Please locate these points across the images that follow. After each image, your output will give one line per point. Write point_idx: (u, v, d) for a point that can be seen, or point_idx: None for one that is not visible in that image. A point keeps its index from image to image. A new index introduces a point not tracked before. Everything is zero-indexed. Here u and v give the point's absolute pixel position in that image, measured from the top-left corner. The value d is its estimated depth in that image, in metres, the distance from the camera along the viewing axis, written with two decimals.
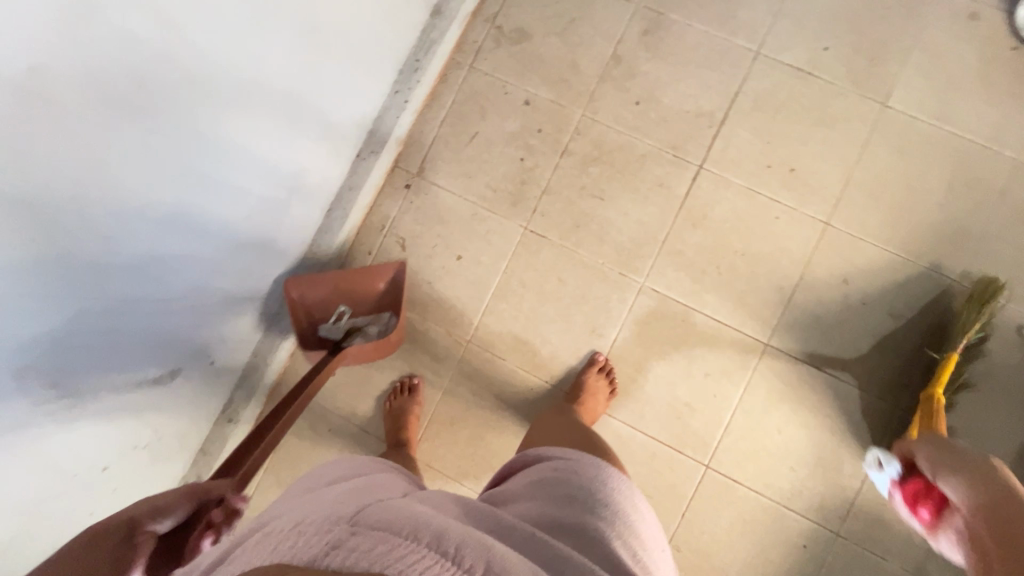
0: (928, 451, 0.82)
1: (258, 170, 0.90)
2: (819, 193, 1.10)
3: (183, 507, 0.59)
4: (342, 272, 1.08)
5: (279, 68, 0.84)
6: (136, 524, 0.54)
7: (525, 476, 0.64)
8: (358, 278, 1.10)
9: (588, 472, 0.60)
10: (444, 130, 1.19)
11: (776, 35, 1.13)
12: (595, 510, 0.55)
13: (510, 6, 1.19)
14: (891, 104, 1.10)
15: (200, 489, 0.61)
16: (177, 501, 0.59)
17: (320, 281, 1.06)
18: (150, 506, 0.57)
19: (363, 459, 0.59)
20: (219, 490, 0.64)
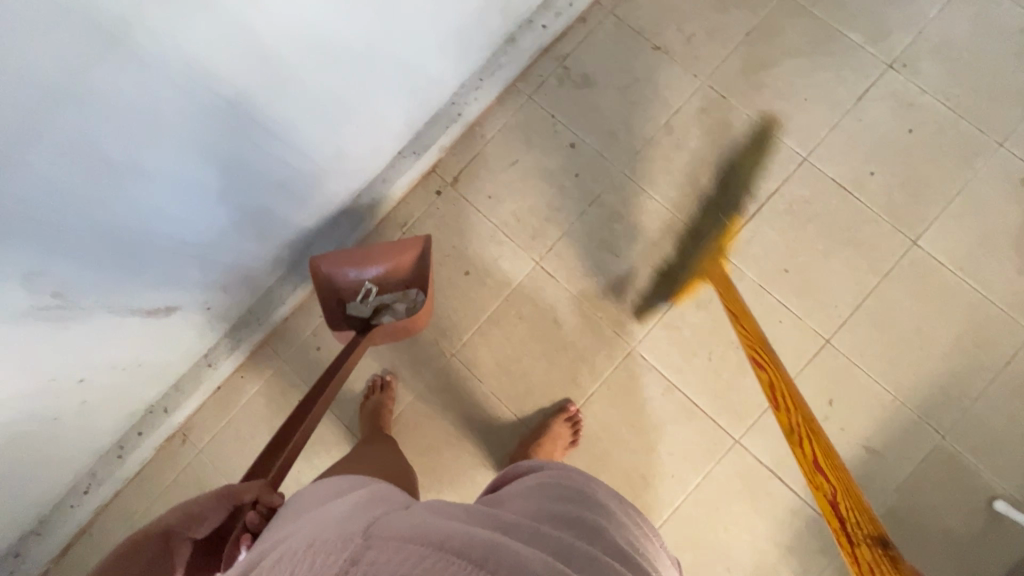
0: None
1: (301, 144, 0.93)
2: (827, 310, 1.10)
3: (218, 514, 0.59)
4: (367, 249, 1.08)
5: (344, 57, 0.87)
6: (171, 535, 0.56)
7: (519, 481, 0.69)
8: (386, 255, 1.09)
9: (579, 474, 0.66)
10: (488, 150, 1.22)
11: (828, 147, 1.14)
12: (594, 507, 0.60)
13: (582, 51, 1.23)
14: (920, 243, 1.10)
15: (234, 493, 0.61)
16: (211, 507, 0.59)
17: (348, 258, 1.08)
18: (185, 512, 0.58)
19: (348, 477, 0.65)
20: (253, 491, 0.63)
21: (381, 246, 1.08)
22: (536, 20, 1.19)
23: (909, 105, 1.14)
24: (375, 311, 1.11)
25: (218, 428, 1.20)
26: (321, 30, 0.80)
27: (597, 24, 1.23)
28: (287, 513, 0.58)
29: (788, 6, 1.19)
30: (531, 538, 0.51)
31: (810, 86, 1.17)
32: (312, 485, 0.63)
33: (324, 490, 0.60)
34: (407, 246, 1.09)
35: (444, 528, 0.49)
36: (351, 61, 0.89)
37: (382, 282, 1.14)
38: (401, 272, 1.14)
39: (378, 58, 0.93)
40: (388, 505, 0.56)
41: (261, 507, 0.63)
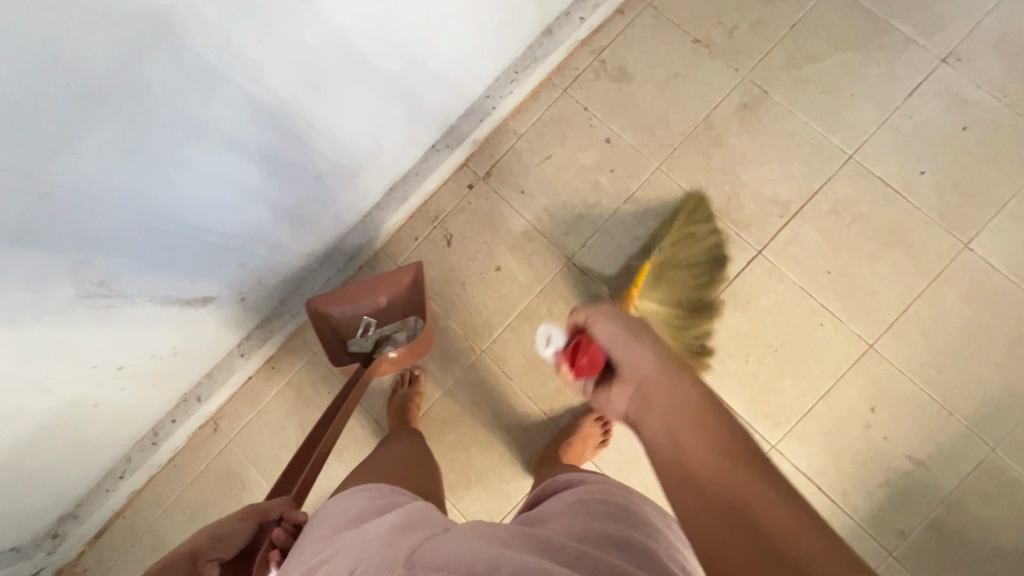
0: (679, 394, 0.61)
1: (339, 137, 0.93)
2: (871, 314, 1.06)
3: (242, 534, 0.60)
4: (356, 286, 1.07)
5: (384, 51, 0.86)
6: (196, 558, 0.57)
7: (560, 501, 0.68)
8: (377, 288, 1.08)
9: (619, 493, 0.65)
10: (521, 144, 1.21)
11: (877, 145, 1.10)
12: (637, 526, 0.59)
13: (619, 45, 1.20)
14: (973, 247, 1.05)
15: (259, 511, 0.62)
16: (236, 527, 0.60)
17: (339, 299, 1.08)
18: (210, 533, 0.59)
19: (380, 494, 0.66)
20: (276, 508, 0.64)
21: (366, 283, 1.08)
22: (574, 12, 1.16)
23: (965, 102, 1.09)
24: (376, 343, 1.12)
25: (249, 417, 1.21)
26: (362, 23, 0.78)
27: (635, 17, 1.20)
28: (320, 523, 0.61)
29: None
30: (577, 563, 0.50)
31: (858, 81, 1.12)
32: (345, 500, 0.64)
33: (357, 509, 0.61)
34: (399, 274, 1.08)
35: (490, 553, 0.48)
36: (390, 56, 0.88)
37: (379, 313, 1.14)
38: (398, 300, 1.13)
39: (418, 50, 0.91)
40: (427, 528, 0.55)
41: (286, 523, 0.64)
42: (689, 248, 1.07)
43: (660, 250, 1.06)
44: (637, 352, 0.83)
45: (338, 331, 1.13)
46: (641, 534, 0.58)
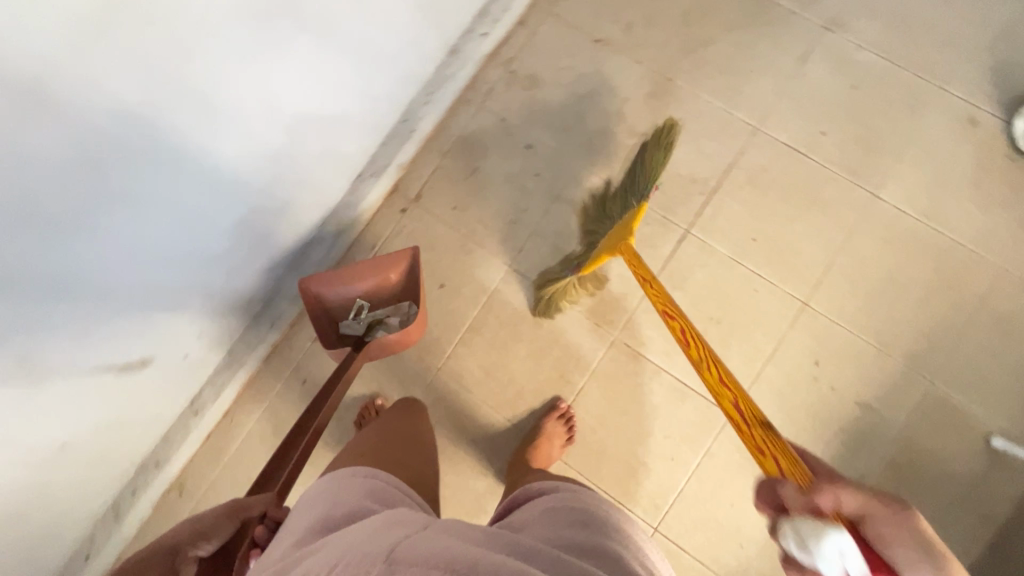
0: None
1: (255, 180, 0.93)
2: (799, 272, 1.11)
3: (226, 529, 0.62)
4: (355, 265, 1.07)
5: (291, 92, 0.87)
6: (179, 553, 0.59)
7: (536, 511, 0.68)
8: (375, 270, 1.09)
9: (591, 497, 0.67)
10: (446, 162, 1.23)
11: (778, 113, 1.16)
12: (607, 532, 0.61)
13: (524, 54, 1.24)
14: (881, 195, 1.11)
15: (242, 508, 0.64)
16: (219, 524, 0.62)
17: (336, 278, 1.08)
18: (193, 529, 0.60)
19: (363, 487, 0.65)
20: (260, 505, 0.66)
21: (370, 262, 1.08)
22: (476, 28, 1.18)
23: (850, 63, 1.16)
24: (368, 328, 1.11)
25: (216, 473, 1.20)
26: (262, 69, 0.80)
27: (537, 26, 1.25)
28: (300, 515, 0.61)
29: None
30: (553, 566, 0.51)
31: (751, 56, 1.18)
32: (335, 489, 0.64)
33: (340, 502, 0.61)
34: (396, 259, 1.09)
35: (468, 555, 0.49)
36: (297, 96, 0.89)
37: (373, 296, 1.14)
38: (390, 285, 1.14)
39: (321, 87, 0.92)
40: (407, 526, 0.56)
41: (268, 520, 0.66)
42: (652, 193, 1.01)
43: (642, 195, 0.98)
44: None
45: (331, 313, 1.13)
46: (610, 540, 0.60)
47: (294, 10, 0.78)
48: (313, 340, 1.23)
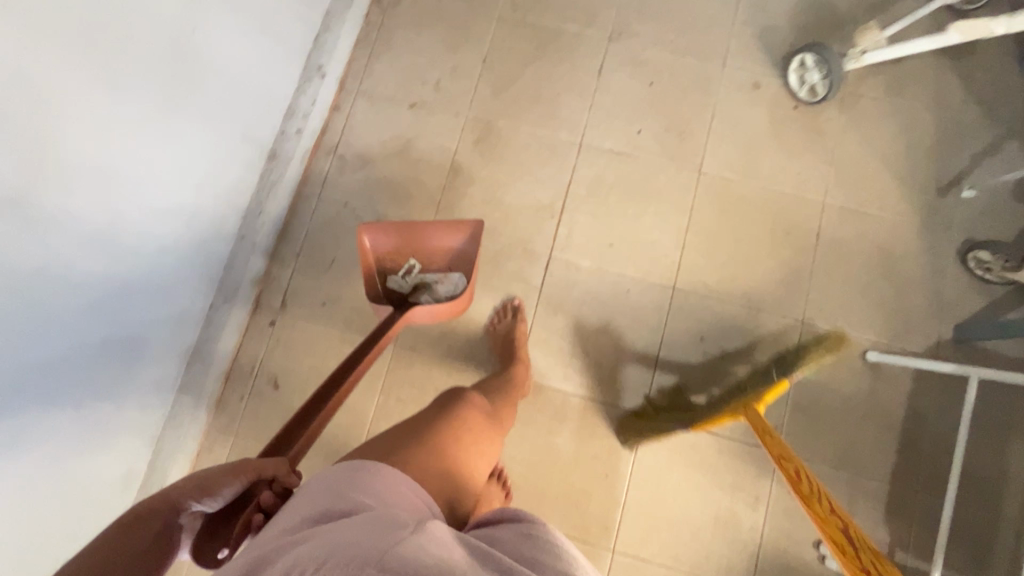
0: None
1: (79, 336, 0.79)
2: (660, 261, 1.17)
3: (231, 484, 0.62)
4: (409, 225, 1.10)
5: (94, 239, 0.78)
6: (179, 504, 0.60)
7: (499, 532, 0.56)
8: (428, 234, 1.12)
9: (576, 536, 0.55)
10: (302, 261, 1.20)
11: (594, 125, 1.23)
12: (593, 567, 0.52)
13: (348, 136, 1.25)
14: (705, 170, 1.20)
15: (248, 469, 0.64)
16: (224, 480, 0.62)
17: (388, 234, 1.11)
18: (200, 483, 0.61)
19: (378, 481, 0.60)
20: (272, 470, 0.66)
21: (422, 224, 1.10)
22: (288, 128, 1.17)
23: (641, 63, 1.26)
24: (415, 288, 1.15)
25: None
26: (54, 237, 0.71)
27: (351, 107, 1.27)
28: (303, 501, 0.57)
29: (505, 24, 1.29)
30: None
31: (555, 82, 1.26)
32: (354, 476, 0.59)
33: (331, 493, 0.56)
34: (453, 227, 1.11)
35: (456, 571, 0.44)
36: (99, 222, 0.78)
37: (427, 259, 1.16)
38: (443, 252, 1.15)
39: (123, 205, 0.82)
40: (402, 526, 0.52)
41: (275, 486, 0.66)
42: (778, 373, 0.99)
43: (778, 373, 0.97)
44: None
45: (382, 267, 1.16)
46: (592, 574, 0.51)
47: (62, 166, 0.70)
48: None
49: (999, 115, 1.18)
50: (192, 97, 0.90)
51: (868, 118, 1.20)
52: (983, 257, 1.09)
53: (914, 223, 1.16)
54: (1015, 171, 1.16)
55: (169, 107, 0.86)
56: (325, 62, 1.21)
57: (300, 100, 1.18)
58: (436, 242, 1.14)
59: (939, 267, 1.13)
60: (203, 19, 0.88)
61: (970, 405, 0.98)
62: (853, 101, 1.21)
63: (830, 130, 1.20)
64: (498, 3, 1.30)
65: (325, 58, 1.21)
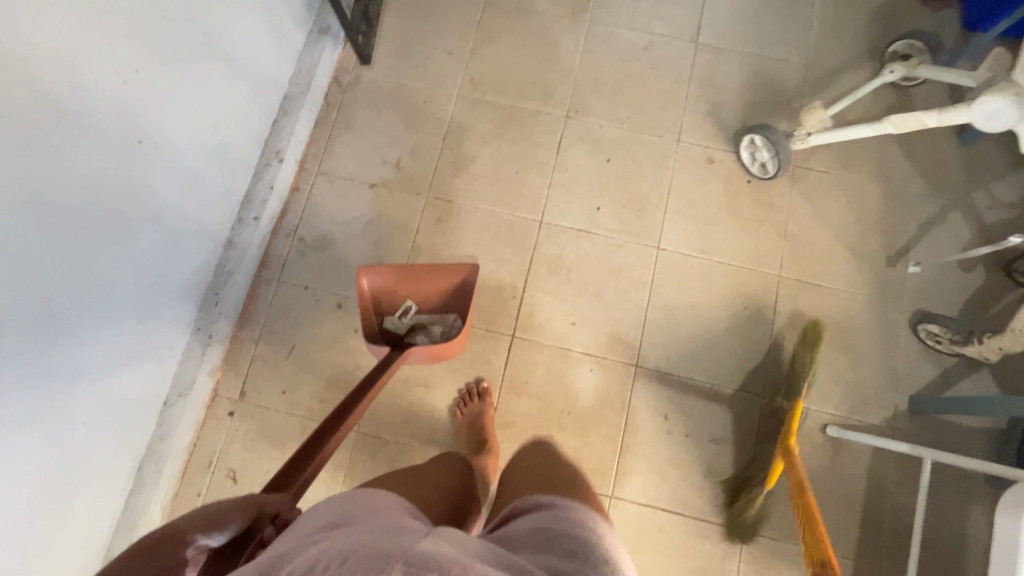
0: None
1: (25, 444, 0.77)
2: (622, 339, 1.18)
3: (236, 519, 0.53)
4: (410, 268, 1.09)
5: (36, 353, 0.76)
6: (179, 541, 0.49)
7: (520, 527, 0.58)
8: (428, 276, 1.11)
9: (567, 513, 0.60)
10: (262, 347, 1.18)
11: (554, 203, 1.25)
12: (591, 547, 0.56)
13: (308, 218, 1.25)
14: (663, 246, 1.22)
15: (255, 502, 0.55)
16: (229, 514, 0.52)
17: (389, 274, 1.10)
18: (201, 518, 0.51)
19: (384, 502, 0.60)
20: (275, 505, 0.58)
21: (422, 267, 1.09)
22: (246, 215, 1.17)
23: (598, 141, 1.28)
24: (411, 329, 1.13)
25: None
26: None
27: (311, 187, 1.26)
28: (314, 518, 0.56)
29: (464, 103, 1.31)
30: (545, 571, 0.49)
31: (514, 160, 1.27)
32: (360, 491, 0.60)
33: (343, 507, 0.57)
34: (453, 270, 1.11)
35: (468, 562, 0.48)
36: (38, 330, 0.76)
37: (423, 301, 1.16)
38: (439, 293, 1.15)
39: (67, 313, 0.80)
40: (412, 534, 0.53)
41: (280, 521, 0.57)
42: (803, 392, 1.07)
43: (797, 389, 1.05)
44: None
45: (377, 306, 1.14)
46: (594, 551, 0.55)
47: (10, 300, 0.70)
48: None
49: (943, 187, 1.22)
50: (134, 209, 0.90)
51: (819, 190, 1.24)
52: (935, 330, 1.11)
53: (868, 295, 1.18)
54: (960, 242, 1.19)
55: (109, 222, 0.85)
56: (284, 146, 1.22)
57: (257, 187, 1.19)
58: (434, 283, 1.13)
59: (893, 338, 1.16)
60: (147, 131, 0.89)
61: (925, 485, 1.00)
62: (804, 175, 1.24)
63: (784, 204, 1.23)
64: (457, 82, 1.32)
65: (283, 142, 1.22)
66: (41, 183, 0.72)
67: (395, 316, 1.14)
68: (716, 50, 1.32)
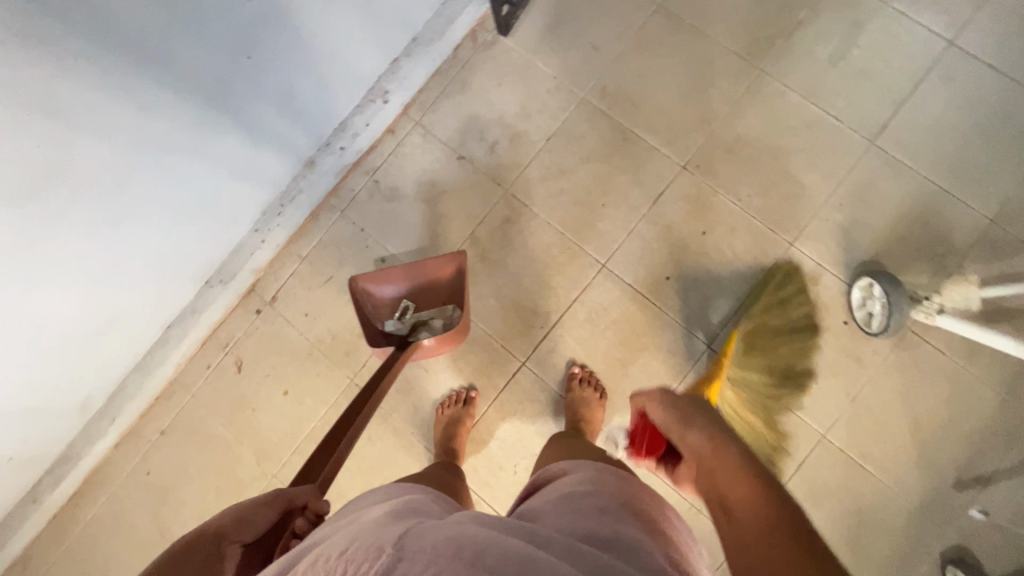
0: (663, 403, 0.76)
1: (76, 275, 0.91)
2: (625, 418, 1.12)
3: (268, 516, 0.55)
4: (406, 266, 1.07)
5: (105, 217, 0.88)
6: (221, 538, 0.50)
7: (548, 495, 0.61)
8: (422, 271, 1.08)
9: (604, 486, 0.59)
10: (303, 267, 1.24)
11: (625, 253, 1.15)
12: (625, 520, 0.53)
13: (390, 164, 1.24)
14: (714, 347, 1.11)
15: (285, 496, 0.57)
16: (262, 509, 0.55)
17: (387, 275, 1.08)
18: (235, 515, 0.53)
19: (397, 488, 0.60)
20: (302, 497, 0.60)
21: (416, 264, 1.07)
22: (334, 142, 1.18)
23: (703, 207, 1.14)
24: (412, 328, 1.11)
25: (53, 560, 1.20)
26: (68, 213, 0.83)
27: (405, 135, 1.25)
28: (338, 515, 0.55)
29: (586, 110, 1.20)
30: (571, 555, 0.43)
31: (607, 191, 1.17)
32: (379, 488, 0.60)
33: (357, 504, 0.57)
34: (445, 263, 1.08)
35: (478, 537, 0.42)
36: (111, 199, 0.87)
37: (420, 297, 1.13)
38: (437, 286, 1.13)
39: (139, 190, 0.90)
40: (425, 516, 0.50)
41: (308, 513, 0.59)
42: (785, 315, 1.08)
43: (750, 318, 1.07)
44: (699, 441, 0.66)
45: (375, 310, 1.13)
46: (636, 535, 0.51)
47: (88, 170, 0.81)
48: (160, 433, 1.21)
49: None
50: (224, 113, 0.93)
51: (922, 369, 1.05)
52: None
53: (910, 504, 1.02)
54: None
55: (200, 121, 0.91)
56: (393, 88, 1.19)
57: (354, 119, 1.19)
58: (427, 278, 1.10)
59: (911, 561, 1.01)
60: (258, 49, 0.89)
61: None
62: (914, 344, 1.05)
63: (871, 365, 1.06)
64: (588, 85, 1.20)
65: (394, 83, 1.19)
66: (132, 72, 0.78)
67: (395, 317, 1.12)
68: (889, 160, 1.10)
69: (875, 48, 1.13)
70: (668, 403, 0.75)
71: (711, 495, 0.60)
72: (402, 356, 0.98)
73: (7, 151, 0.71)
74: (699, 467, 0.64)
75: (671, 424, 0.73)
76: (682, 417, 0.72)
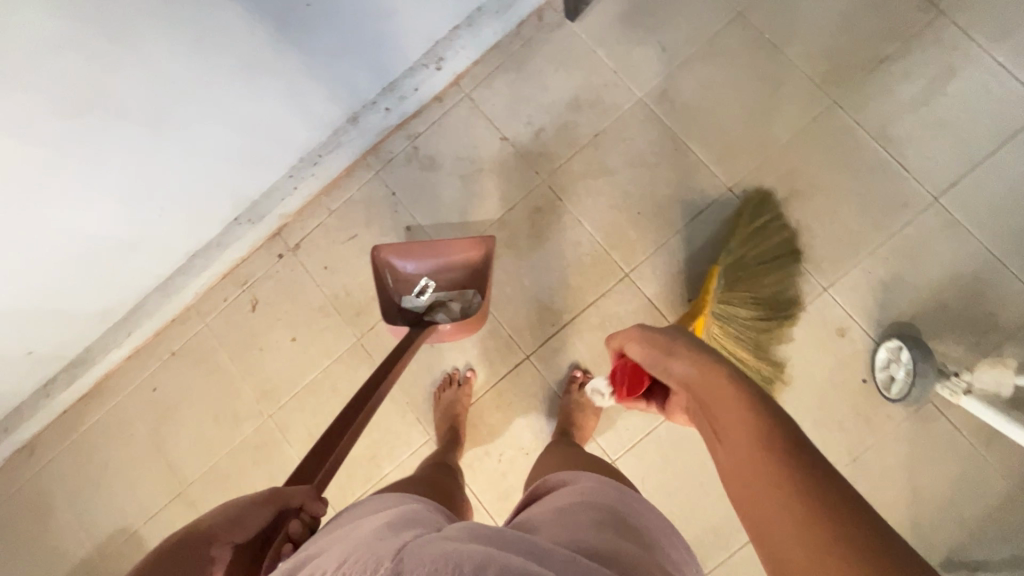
0: (642, 338, 0.71)
1: (111, 190, 0.94)
2: (618, 429, 1.11)
3: (262, 515, 0.56)
4: (430, 244, 1.06)
5: (145, 141, 0.90)
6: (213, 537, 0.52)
7: (548, 505, 0.61)
8: (445, 251, 1.07)
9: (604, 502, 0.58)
10: (331, 220, 1.25)
11: (651, 266, 1.13)
12: (624, 534, 0.53)
13: (432, 133, 1.23)
14: None
15: (282, 495, 0.59)
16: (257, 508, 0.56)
17: (411, 252, 1.07)
18: (228, 514, 0.54)
19: (391, 497, 0.61)
20: (299, 498, 0.61)
21: (441, 244, 1.06)
22: (380, 101, 1.17)
23: None
24: (430, 307, 1.12)
25: (57, 452, 1.28)
26: (111, 132, 0.85)
27: (452, 106, 1.23)
28: (337, 521, 0.56)
29: (639, 112, 1.15)
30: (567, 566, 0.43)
31: (645, 199, 1.14)
32: (374, 496, 0.60)
33: (351, 509, 0.57)
34: (469, 246, 1.07)
35: (475, 551, 0.41)
36: (153, 125, 0.89)
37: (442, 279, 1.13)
38: (459, 270, 1.12)
39: (182, 121, 0.92)
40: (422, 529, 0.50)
41: (303, 515, 0.62)
42: (758, 248, 1.03)
43: (728, 252, 1.01)
44: (684, 368, 0.61)
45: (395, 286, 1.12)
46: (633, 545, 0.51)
47: (135, 95, 0.83)
48: (171, 354, 1.26)
49: None
50: (275, 56, 0.92)
51: (934, 443, 1.00)
52: None
53: None
54: None
55: (249, 61, 0.90)
56: (447, 56, 1.17)
57: (404, 81, 1.17)
58: (450, 259, 1.09)
59: None
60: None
61: None
62: (932, 416, 1.01)
63: (882, 428, 1.02)
64: (647, 86, 1.15)
65: (450, 51, 1.16)
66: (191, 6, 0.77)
67: (413, 295, 1.13)
68: (950, 222, 1.03)
69: (962, 98, 1.05)
70: (644, 339, 0.70)
71: (705, 424, 0.55)
72: (416, 341, 0.99)
73: (58, 58, 0.72)
74: (687, 391, 0.59)
75: (650, 359, 0.68)
76: (659, 350, 0.66)
